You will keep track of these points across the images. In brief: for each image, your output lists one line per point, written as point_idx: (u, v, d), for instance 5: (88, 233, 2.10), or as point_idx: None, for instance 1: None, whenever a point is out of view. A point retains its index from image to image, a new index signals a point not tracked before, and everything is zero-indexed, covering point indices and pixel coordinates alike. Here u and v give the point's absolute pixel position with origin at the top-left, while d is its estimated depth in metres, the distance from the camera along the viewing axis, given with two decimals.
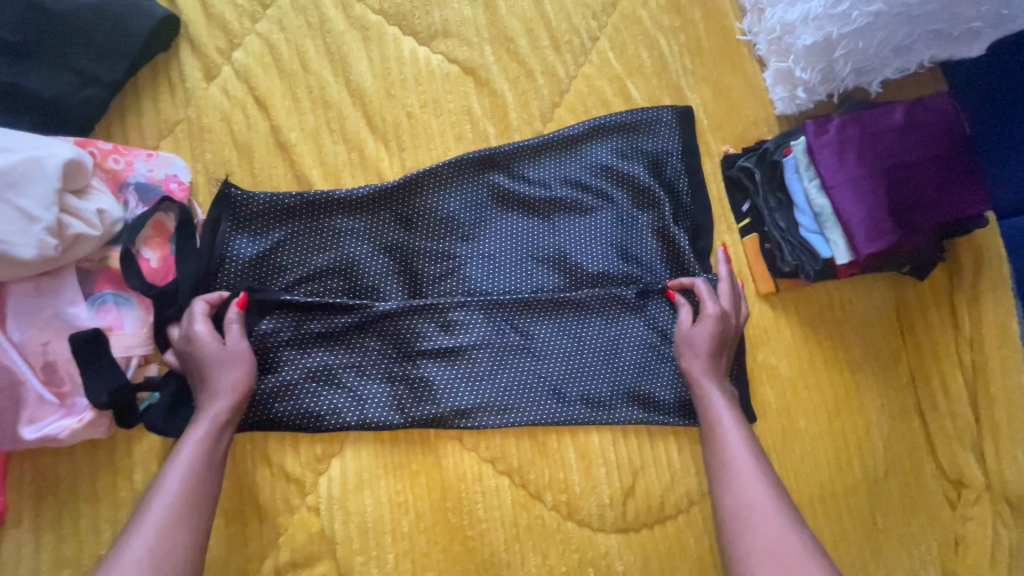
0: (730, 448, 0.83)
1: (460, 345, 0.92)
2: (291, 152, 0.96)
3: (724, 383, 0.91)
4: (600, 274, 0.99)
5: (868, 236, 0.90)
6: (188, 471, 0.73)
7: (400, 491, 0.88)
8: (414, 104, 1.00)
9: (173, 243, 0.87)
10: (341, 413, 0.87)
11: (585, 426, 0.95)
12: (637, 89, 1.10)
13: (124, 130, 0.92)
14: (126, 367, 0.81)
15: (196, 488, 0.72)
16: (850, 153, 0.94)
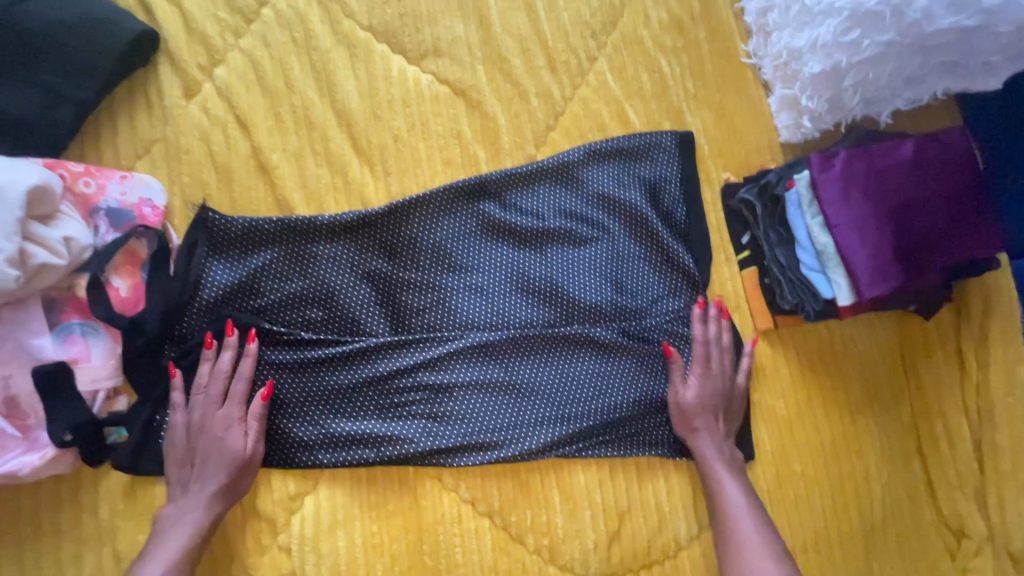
0: (735, 520, 0.86)
1: (444, 382, 0.89)
2: (272, 174, 0.93)
3: (723, 444, 0.92)
4: (592, 308, 0.96)
5: (872, 279, 0.86)
6: (185, 543, 0.77)
7: (375, 533, 0.85)
8: (401, 126, 0.96)
9: (144, 271, 0.83)
10: (317, 451, 0.85)
11: (570, 465, 0.92)
12: (636, 112, 1.06)
13: (99, 149, 0.89)
14: (92, 402, 0.79)
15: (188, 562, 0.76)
16: (856, 190, 0.89)
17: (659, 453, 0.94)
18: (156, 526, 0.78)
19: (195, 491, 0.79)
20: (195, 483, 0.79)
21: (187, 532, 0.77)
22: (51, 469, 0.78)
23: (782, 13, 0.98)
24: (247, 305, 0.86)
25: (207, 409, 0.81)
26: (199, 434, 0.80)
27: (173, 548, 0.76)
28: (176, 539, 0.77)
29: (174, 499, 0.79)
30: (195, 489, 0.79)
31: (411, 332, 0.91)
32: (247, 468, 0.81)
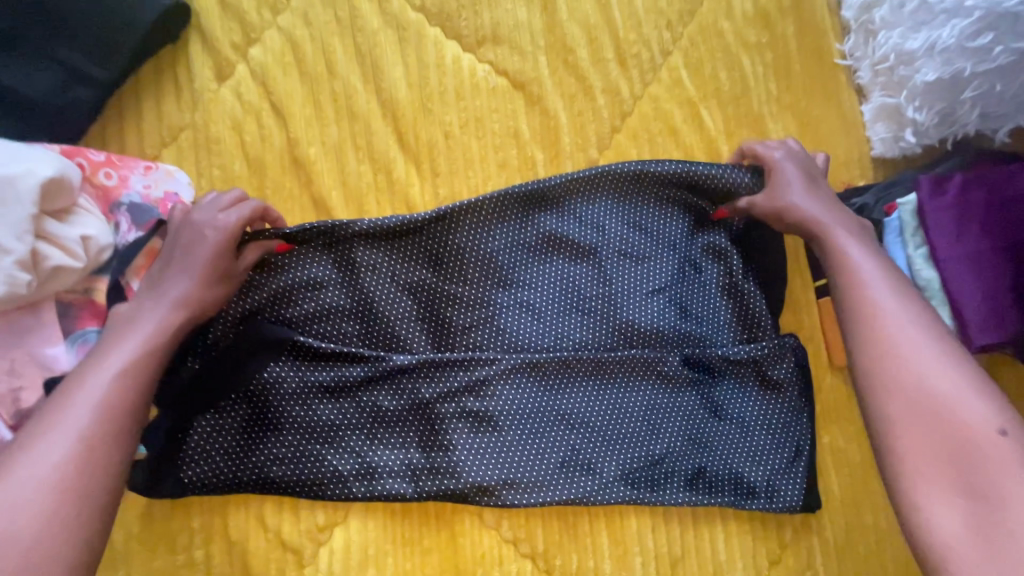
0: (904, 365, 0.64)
1: (489, 409, 0.81)
2: (309, 170, 0.84)
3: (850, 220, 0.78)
4: (657, 336, 0.86)
5: (985, 325, 0.75)
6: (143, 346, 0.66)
7: (409, 571, 0.78)
8: (453, 121, 0.86)
9: None
10: (348, 478, 0.78)
11: (622, 506, 0.84)
12: (712, 116, 0.95)
13: (121, 135, 0.81)
14: None
15: (146, 372, 0.65)
16: (973, 221, 0.77)
17: (721, 498, 0.85)
18: (108, 326, 0.68)
19: (160, 290, 0.70)
20: (165, 276, 0.71)
21: (141, 338, 0.66)
22: None
23: (894, 9, 0.85)
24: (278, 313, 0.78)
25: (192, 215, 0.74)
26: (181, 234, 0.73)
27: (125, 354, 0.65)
28: (128, 344, 0.66)
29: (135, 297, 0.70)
30: (150, 314, 0.68)
31: (455, 352, 0.82)
32: (226, 281, 0.74)
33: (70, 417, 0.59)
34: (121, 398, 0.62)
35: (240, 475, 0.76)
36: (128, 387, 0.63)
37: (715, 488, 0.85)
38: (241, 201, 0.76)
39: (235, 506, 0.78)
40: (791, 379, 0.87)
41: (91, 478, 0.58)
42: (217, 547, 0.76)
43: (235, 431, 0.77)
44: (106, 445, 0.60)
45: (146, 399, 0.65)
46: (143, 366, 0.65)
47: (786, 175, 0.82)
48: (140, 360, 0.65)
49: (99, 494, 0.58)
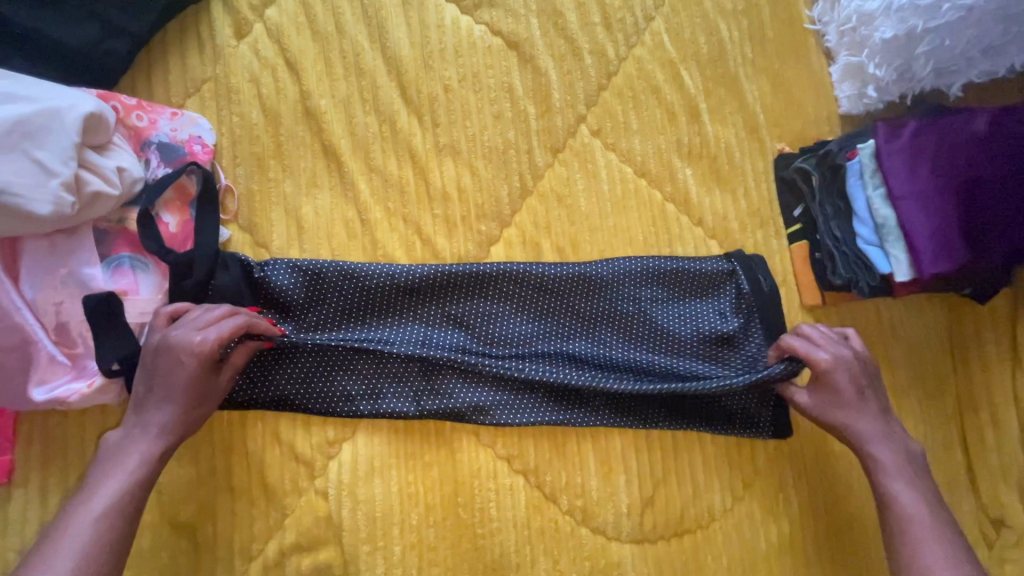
0: None
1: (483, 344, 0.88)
2: (319, 120, 0.91)
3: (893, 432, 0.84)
4: (639, 284, 0.92)
5: (936, 254, 0.83)
6: (122, 486, 0.68)
7: (411, 482, 0.85)
8: (452, 77, 0.94)
9: (193, 209, 0.83)
10: (355, 400, 0.85)
11: (606, 429, 0.91)
12: (691, 76, 1.02)
13: (149, 85, 0.88)
14: (138, 333, 0.78)
15: (127, 511, 0.67)
16: (924, 162, 0.86)
17: (696, 423, 0.92)
18: (100, 455, 0.71)
19: (147, 418, 0.73)
20: (151, 405, 0.73)
21: (129, 470, 0.70)
22: (99, 398, 0.78)
23: None
24: (286, 285, 0.85)
25: (167, 344, 0.73)
26: (154, 370, 0.73)
27: (108, 494, 0.67)
28: (115, 478, 0.69)
29: (123, 424, 0.73)
30: (137, 444, 0.71)
31: (450, 296, 0.89)
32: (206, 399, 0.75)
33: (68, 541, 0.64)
34: (101, 538, 0.65)
35: (259, 395, 0.84)
36: (109, 527, 0.66)
37: (691, 414, 0.92)
38: (224, 320, 0.76)
39: (251, 423, 0.85)
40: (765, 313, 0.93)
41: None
42: (237, 459, 0.84)
43: (252, 356, 0.84)
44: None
45: (126, 538, 0.67)
46: (126, 499, 0.68)
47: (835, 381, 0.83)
48: (123, 494, 0.68)
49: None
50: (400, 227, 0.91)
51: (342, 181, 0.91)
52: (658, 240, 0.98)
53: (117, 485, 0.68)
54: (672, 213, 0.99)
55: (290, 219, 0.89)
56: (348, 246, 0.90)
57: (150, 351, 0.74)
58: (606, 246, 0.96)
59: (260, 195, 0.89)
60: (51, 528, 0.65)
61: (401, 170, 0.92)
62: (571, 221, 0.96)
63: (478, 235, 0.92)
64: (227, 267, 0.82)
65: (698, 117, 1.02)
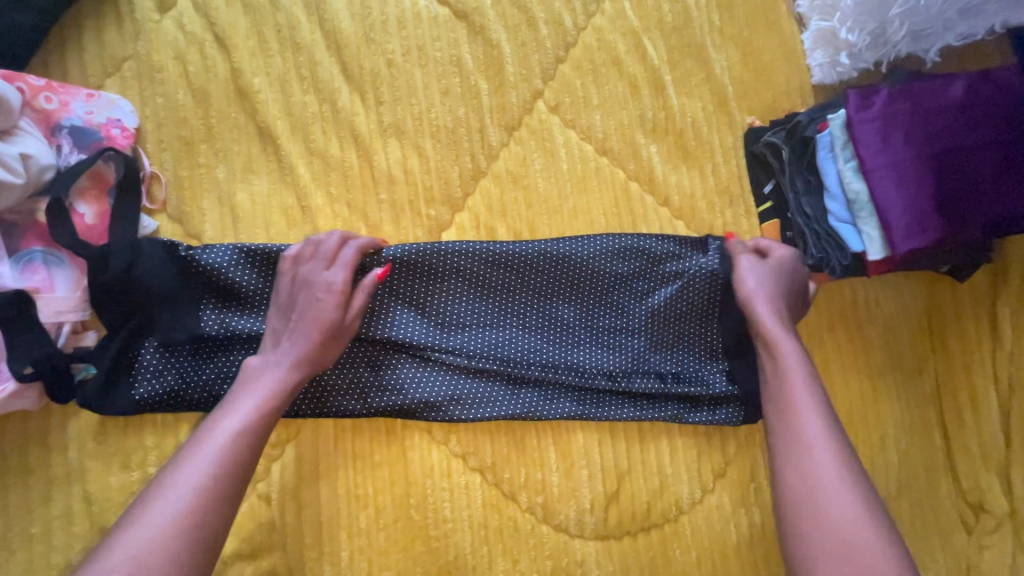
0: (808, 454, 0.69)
1: (439, 334, 0.83)
2: (252, 99, 0.85)
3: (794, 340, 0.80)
4: (605, 265, 0.87)
5: (908, 230, 0.77)
6: (261, 404, 0.67)
7: (360, 484, 0.80)
8: (395, 50, 0.88)
9: (111, 197, 0.77)
10: (298, 400, 0.80)
11: (568, 422, 0.87)
12: (655, 46, 0.96)
13: (64, 65, 0.81)
14: (56, 335, 0.74)
15: (259, 433, 0.65)
16: (898, 130, 0.80)
17: (663, 412, 0.87)
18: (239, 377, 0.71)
19: (280, 347, 0.72)
20: (287, 336, 0.73)
21: (261, 393, 0.68)
22: (15, 404, 0.73)
23: None
24: (215, 272, 0.77)
25: (314, 268, 0.76)
26: (302, 292, 0.74)
27: (240, 415, 0.65)
28: (247, 401, 0.67)
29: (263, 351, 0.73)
30: (271, 369, 0.70)
31: (403, 283, 0.83)
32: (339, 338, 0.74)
33: (200, 455, 0.61)
34: (233, 457, 0.62)
35: (188, 393, 0.76)
36: (241, 449, 0.63)
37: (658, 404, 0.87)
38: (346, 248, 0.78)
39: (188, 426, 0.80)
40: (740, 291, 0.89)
41: (201, 538, 0.57)
42: None
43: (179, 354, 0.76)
44: (211, 513, 0.58)
45: (254, 460, 0.64)
46: (256, 422, 0.65)
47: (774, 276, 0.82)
48: (256, 419, 0.66)
49: (198, 556, 0.56)
50: (343, 213, 0.85)
51: (279, 165, 0.85)
52: (620, 222, 0.92)
53: (251, 406, 0.66)
54: (635, 192, 0.93)
55: (224, 207, 0.83)
56: (287, 234, 0.84)
57: (286, 289, 0.75)
58: (565, 229, 0.91)
59: (190, 181, 0.82)
60: (182, 444, 0.63)
61: (343, 152, 0.86)
62: (528, 204, 0.90)
63: (428, 220, 0.87)
64: (149, 246, 0.75)
65: (662, 90, 0.96)
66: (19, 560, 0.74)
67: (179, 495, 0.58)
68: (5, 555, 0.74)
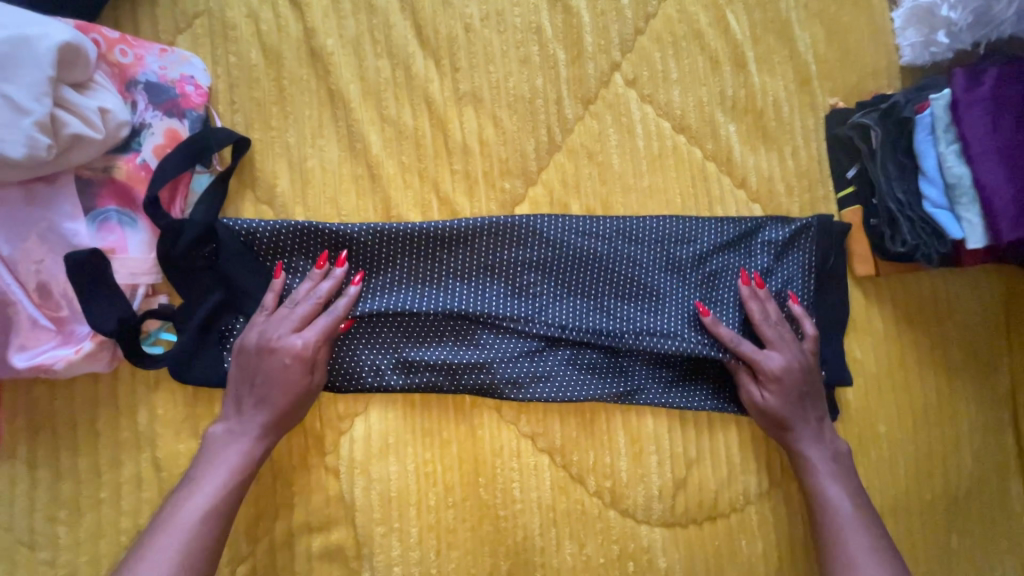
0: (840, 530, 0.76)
1: (525, 308, 0.80)
2: (325, 61, 0.81)
3: (827, 435, 0.82)
4: (703, 246, 0.84)
5: (1017, 218, 0.74)
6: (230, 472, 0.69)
7: (429, 461, 0.79)
8: (473, 15, 0.84)
9: (197, 171, 0.77)
10: (382, 375, 0.78)
11: (640, 407, 0.84)
12: (737, 20, 0.92)
13: (134, 18, 0.79)
14: (131, 296, 0.72)
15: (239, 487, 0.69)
16: (1007, 114, 0.76)
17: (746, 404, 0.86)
18: (205, 448, 0.71)
19: (245, 418, 0.71)
20: (250, 402, 0.71)
21: (222, 472, 0.69)
22: (87, 366, 0.71)
23: None
24: (279, 238, 0.76)
25: (287, 327, 0.72)
26: (267, 354, 0.71)
27: (217, 475, 0.69)
28: (214, 477, 0.68)
29: (229, 407, 0.72)
30: (235, 442, 0.70)
31: (496, 254, 0.80)
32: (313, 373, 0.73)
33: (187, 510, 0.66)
34: (217, 507, 0.67)
35: None
36: (222, 499, 0.68)
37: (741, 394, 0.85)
38: (321, 290, 0.74)
39: None
40: (831, 268, 0.88)
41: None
42: None
43: None
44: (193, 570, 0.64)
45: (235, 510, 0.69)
46: (238, 475, 0.69)
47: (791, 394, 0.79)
48: (236, 474, 0.69)
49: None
50: (415, 184, 0.83)
51: (350, 132, 0.82)
52: (697, 202, 0.89)
53: (216, 486, 0.68)
54: (712, 172, 0.90)
55: (295, 172, 0.80)
56: (357, 204, 0.81)
57: (252, 347, 0.71)
58: (639, 208, 0.88)
59: (261, 145, 0.80)
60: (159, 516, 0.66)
61: (416, 120, 0.83)
62: (603, 181, 0.87)
63: (501, 194, 0.84)
64: (221, 227, 0.75)
65: (743, 67, 0.92)
66: (88, 523, 0.74)
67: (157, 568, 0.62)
68: (74, 517, 0.74)
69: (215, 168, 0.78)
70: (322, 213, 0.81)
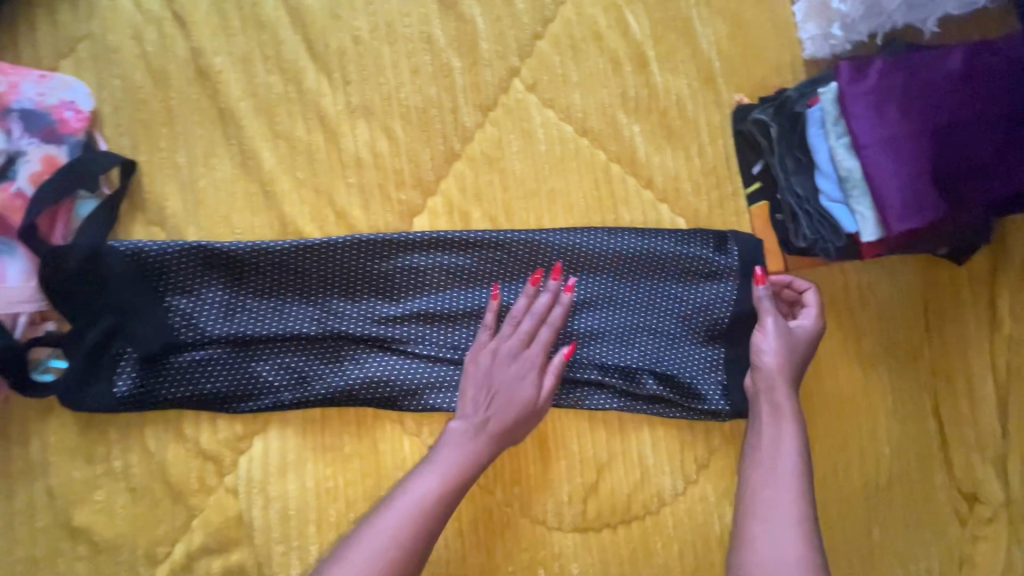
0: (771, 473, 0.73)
1: (413, 325, 0.80)
2: (214, 80, 0.81)
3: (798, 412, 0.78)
4: (596, 258, 0.84)
5: (906, 209, 0.74)
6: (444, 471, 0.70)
7: (330, 476, 0.79)
8: (363, 27, 0.84)
9: (79, 197, 0.77)
10: (278, 392, 0.77)
11: (548, 414, 0.84)
12: (638, 21, 0.92)
13: (15, 44, 0.78)
14: (13, 325, 0.73)
15: (461, 484, 0.70)
16: (893, 105, 0.76)
17: (655, 408, 0.84)
18: (439, 442, 0.74)
19: (487, 418, 0.74)
20: (489, 408, 0.75)
21: (443, 469, 0.70)
22: None
23: None
24: (167, 260, 0.76)
25: (518, 351, 0.77)
26: (500, 370, 0.77)
27: (436, 473, 0.70)
28: (434, 469, 0.70)
29: (462, 415, 0.74)
30: (457, 445, 0.72)
31: (390, 271, 0.80)
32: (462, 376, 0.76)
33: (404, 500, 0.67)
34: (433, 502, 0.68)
35: (162, 390, 0.75)
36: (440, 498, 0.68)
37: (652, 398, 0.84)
38: (550, 308, 0.79)
39: (153, 419, 0.78)
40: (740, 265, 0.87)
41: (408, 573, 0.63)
42: (137, 457, 0.77)
43: (152, 360, 0.75)
44: (402, 558, 0.63)
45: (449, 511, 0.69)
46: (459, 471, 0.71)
47: (787, 354, 0.79)
48: (458, 473, 0.71)
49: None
50: (310, 199, 0.82)
51: (242, 149, 0.81)
52: (601, 205, 0.89)
53: (438, 477, 0.70)
54: (617, 174, 0.90)
55: (186, 192, 0.80)
56: (253, 222, 0.81)
57: (483, 366, 0.76)
58: (543, 214, 0.88)
59: (150, 166, 0.80)
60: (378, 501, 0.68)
61: (309, 135, 0.83)
62: (504, 187, 0.87)
63: (399, 205, 0.84)
64: (109, 251, 0.74)
65: (645, 67, 0.91)
66: None
67: (373, 554, 0.62)
68: None
69: (100, 193, 0.77)
70: (216, 232, 0.80)
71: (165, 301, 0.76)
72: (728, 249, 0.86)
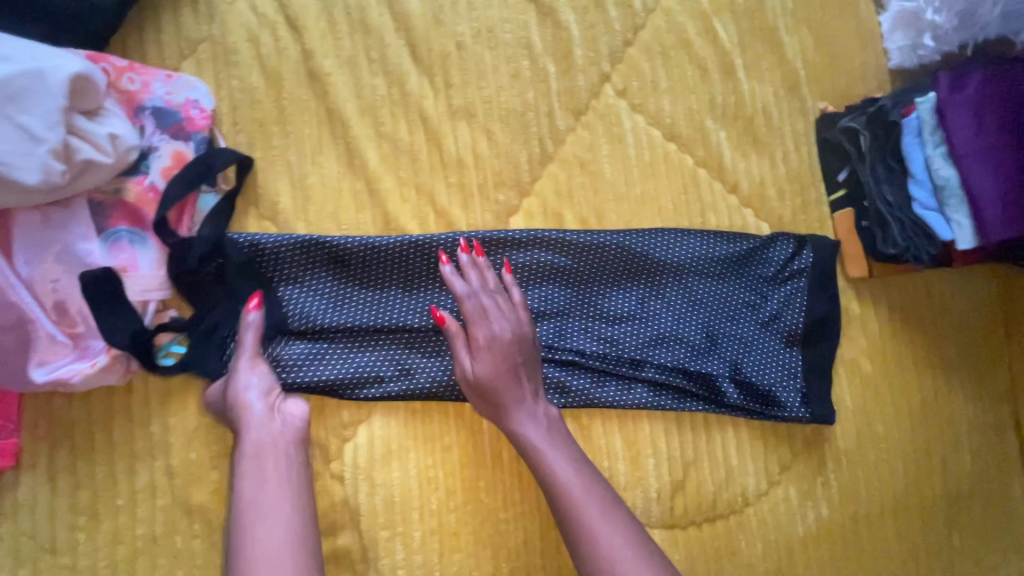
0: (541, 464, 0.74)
1: None
2: (324, 82, 0.85)
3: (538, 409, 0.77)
4: (685, 261, 0.87)
5: (1004, 218, 0.75)
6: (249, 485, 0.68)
7: (431, 465, 0.81)
8: (464, 33, 0.87)
9: (202, 191, 0.80)
10: (383, 383, 0.80)
11: (636, 411, 0.86)
12: (725, 29, 0.94)
13: (142, 46, 0.82)
14: (143, 312, 0.75)
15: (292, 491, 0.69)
16: (992, 116, 0.77)
17: (742, 408, 0.86)
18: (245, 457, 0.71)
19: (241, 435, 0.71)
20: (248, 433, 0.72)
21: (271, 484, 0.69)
22: (102, 379, 0.75)
23: None
24: (281, 253, 0.79)
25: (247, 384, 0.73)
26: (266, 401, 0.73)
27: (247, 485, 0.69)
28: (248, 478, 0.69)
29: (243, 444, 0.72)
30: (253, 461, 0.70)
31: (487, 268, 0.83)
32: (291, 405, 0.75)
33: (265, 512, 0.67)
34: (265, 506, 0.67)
35: None
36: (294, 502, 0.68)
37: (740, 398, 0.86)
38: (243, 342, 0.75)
39: None
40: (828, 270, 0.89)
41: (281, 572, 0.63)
42: None
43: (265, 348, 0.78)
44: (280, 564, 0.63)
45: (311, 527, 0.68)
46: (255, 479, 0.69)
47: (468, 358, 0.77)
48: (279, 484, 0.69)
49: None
50: (412, 197, 0.85)
51: (348, 149, 0.85)
52: (689, 209, 0.91)
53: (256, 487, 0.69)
54: (704, 178, 0.92)
55: (296, 189, 0.83)
56: (358, 218, 0.84)
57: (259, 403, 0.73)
58: (632, 216, 0.90)
59: (264, 163, 0.83)
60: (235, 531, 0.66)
61: (412, 136, 0.86)
62: (596, 190, 0.89)
63: (496, 205, 0.86)
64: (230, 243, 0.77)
65: (732, 75, 0.93)
66: (107, 528, 0.77)
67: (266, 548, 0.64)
68: (92, 525, 0.77)
69: (219, 188, 0.81)
70: (323, 227, 0.83)
71: (277, 293, 0.79)
72: (809, 252, 0.89)
